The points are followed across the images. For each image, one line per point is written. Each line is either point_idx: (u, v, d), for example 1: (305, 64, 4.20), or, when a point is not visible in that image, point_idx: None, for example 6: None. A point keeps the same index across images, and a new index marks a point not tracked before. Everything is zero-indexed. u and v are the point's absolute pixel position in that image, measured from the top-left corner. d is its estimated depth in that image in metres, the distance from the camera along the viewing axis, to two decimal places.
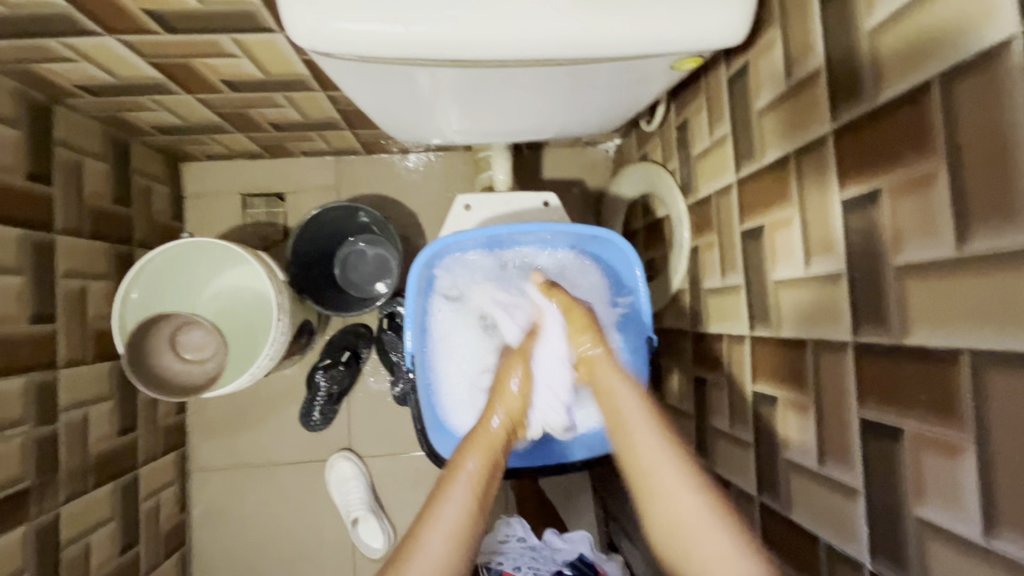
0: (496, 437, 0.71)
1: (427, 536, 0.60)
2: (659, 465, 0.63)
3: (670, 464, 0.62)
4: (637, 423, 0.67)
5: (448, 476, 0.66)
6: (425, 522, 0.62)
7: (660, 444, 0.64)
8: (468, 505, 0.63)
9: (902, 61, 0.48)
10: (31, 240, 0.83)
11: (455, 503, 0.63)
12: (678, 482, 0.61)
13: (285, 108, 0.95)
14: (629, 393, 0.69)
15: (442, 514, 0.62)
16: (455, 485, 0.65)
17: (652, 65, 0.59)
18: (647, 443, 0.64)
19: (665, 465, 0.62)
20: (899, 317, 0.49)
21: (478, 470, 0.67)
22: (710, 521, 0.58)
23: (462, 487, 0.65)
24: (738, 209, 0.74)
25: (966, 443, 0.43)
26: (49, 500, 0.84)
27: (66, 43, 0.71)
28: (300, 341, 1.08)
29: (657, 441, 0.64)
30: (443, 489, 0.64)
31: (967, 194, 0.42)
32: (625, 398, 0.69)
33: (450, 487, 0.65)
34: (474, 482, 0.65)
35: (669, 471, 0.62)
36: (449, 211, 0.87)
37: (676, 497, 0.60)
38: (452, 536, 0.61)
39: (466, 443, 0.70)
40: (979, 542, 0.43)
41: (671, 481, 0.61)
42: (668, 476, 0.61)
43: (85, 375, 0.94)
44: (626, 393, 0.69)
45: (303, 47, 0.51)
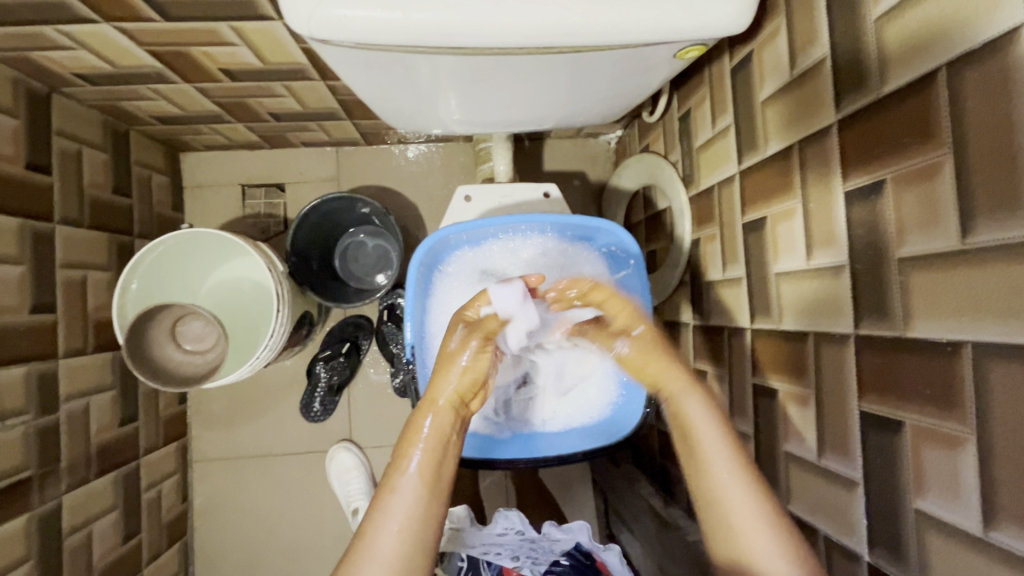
0: (440, 420, 0.64)
1: (378, 535, 0.57)
2: (728, 492, 0.60)
3: (745, 497, 0.60)
4: (709, 444, 0.64)
5: (394, 468, 0.61)
6: (374, 519, 0.58)
7: (737, 480, 0.61)
8: (418, 497, 0.59)
9: (908, 50, 0.47)
10: (31, 229, 0.83)
11: (403, 500, 0.59)
12: (745, 510, 0.59)
13: (285, 98, 0.94)
14: (699, 405, 0.67)
15: (390, 511, 0.58)
16: (402, 478, 0.60)
17: (656, 53, 0.59)
18: (715, 468, 0.62)
19: (736, 497, 0.60)
20: (901, 309, 0.48)
21: (424, 463, 0.61)
22: (789, 573, 0.55)
23: (408, 485, 0.59)
24: (741, 201, 0.73)
25: (967, 436, 0.43)
26: (51, 489, 0.85)
27: (63, 31, 0.70)
28: (300, 331, 1.08)
29: (728, 474, 0.61)
30: (390, 485, 0.60)
31: (972, 184, 0.42)
32: (697, 415, 0.66)
33: (395, 482, 0.60)
34: (424, 471, 0.60)
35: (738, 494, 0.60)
36: (449, 203, 0.87)
37: (752, 539, 0.58)
38: (406, 524, 0.57)
39: (407, 434, 0.63)
40: (978, 534, 0.43)
41: (747, 520, 0.59)
42: (741, 507, 0.59)
43: (86, 365, 0.94)
44: (696, 407, 0.67)
45: (301, 34, 0.50)
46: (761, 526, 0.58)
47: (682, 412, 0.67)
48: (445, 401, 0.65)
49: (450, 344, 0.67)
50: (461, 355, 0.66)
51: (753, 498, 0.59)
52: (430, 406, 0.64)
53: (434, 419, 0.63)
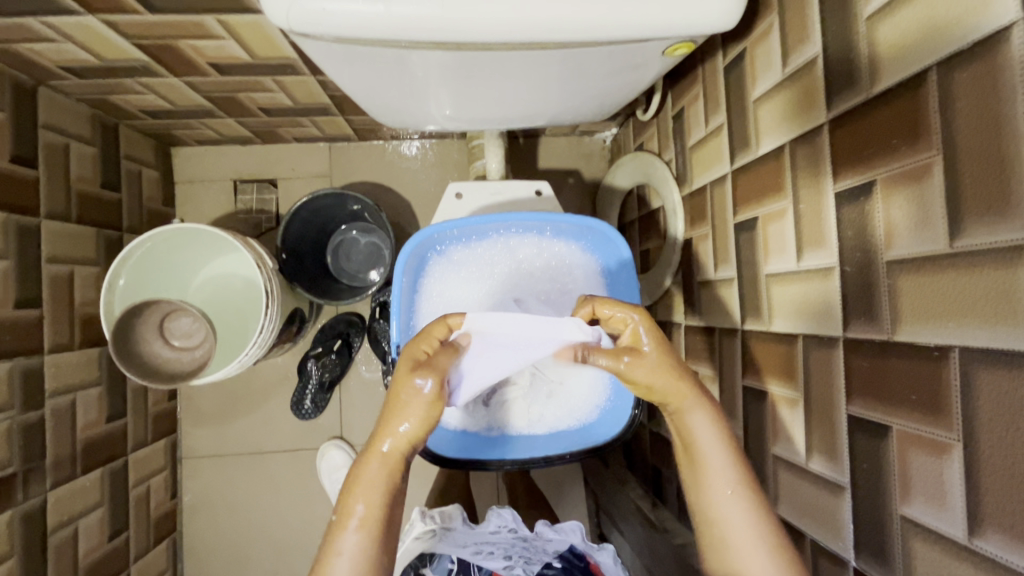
0: (387, 466, 0.55)
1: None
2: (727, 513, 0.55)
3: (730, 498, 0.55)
4: (715, 460, 0.56)
5: (336, 524, 0.54)
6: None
7: (736, 489, 0.55)
8: (363, 556, 0.52)
9: (899, 51, 0.46)
10: (15, 223, 0.82)
11: (345, 561, 0.52)
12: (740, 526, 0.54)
13: (275, 92, 0.93)
14: (704, 420, 0.56)
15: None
16: (342, 540, 0.53)
17: (646, 50, 0.58)
18: (716, 487, 0.56)
19: (734, 512, 0.55)
20: (890, 312, 0.48)
21: (369, 515, 0.53)
22: None
23: (351, 542, 0.53)
24: (733, 200, 0.72)
25: (954, 442, 0.42)
26: (35, 485, 0.84)
27: (47, 22, 0.69)
28: (291, 328, 1.07)
29: (728, 489, 0.55)
30: (329, 547, 0.53)
31: (960, 188, 0.41)
32: (702, 428, 0.56)
33: (334, 542, 0.53)
34: (368, 528, 0.53)
35: (733, 511, 0.55)
36: (440, 200, 0.86)
37: (747, 556, 0.53)
38: None
39: (351, 479, 0.55)
40: (964, 543, 0.42)
41: (738, 526, 0.54)
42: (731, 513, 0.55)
43: (72, 361, 0.93)
44: (701, 422, 0.56)
45: (281, 27, 0.49)
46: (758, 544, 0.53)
47: (683, 425, 0.57)
48: (389, 449, 0.55)
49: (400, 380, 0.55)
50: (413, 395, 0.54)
51: (744, 506, 0.55)
52: (376, 449, 0.55)
53: (378, 464, 0.54)
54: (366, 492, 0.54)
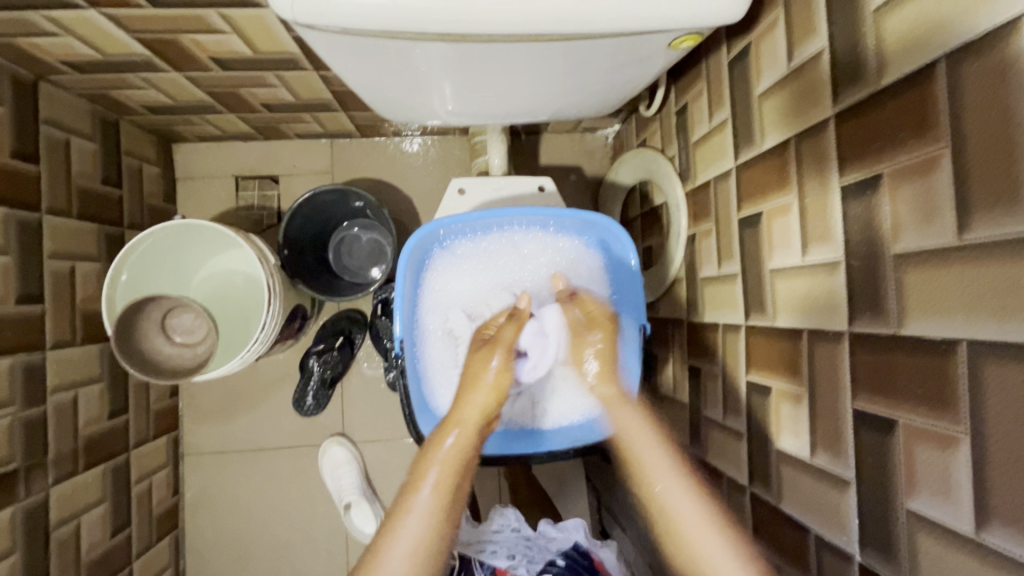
0: (460, 442, 0.67)
1: (387, 553, 0.61)
2: (680, 510, 0.66)
3: (682, 498, 0.67)
4: (649, 450, 0.71)
5: (411, 486, 0.65)
6: (387, 537, 0.63)
7: (682, 488, 0.67)
8: (431, 515, 0.63)
9: (906, 44, 0.46)
10: (16, 219, 0.81)
11: (417, 515, 0.63)
12: (695, 528, 0.65)
13: (277, 88, 0.93)
14: (636, 414, 0.75)
15: (401, 533, 0.62)
16: (413, 502, 0.64)
17: (650, 43, 0.58)
18: (664, 484, 0.69)
19: (683, 504, 0.67)
20: (896, 306, 0.48)
21: (442, 479, 0.65)
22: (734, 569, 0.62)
23: (425, 498, 0.64)
24: (736, 196, 0.72)
25: (960, 435, 0.42)
26: (37, 481, 0.84)
27: (48, 16, 0.69)
28: (293, 324, 1.07)
29: (678, 489, 0.68)
30: (402, 507, 0.64)
31: (969, 180, 0.41)
32: (630, 424, 0.74)
33: (408, 504, 0.64)
34: (440, 491, 0.65)
35: (682, 505, 0.66)
36: (443, 195, 0.86)
37: (703, 543, 0.64)
38: (422, 532, 0.63)
39: (429, 447, 0.67)
40: (971, 536, 0.42)
41: (692, 522, 0.65)
42: (682, 506, 0.66)
43: (74, 357, 0.93)
44: (631, 417, 0.74)
45: (286, 20, 0.49)
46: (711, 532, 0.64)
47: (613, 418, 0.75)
48: (464, 424, 0.68)
49: (474, 361, 0.70)
50: (487, 373, 0.68)
51: (692, 500, 0.67)
52: (452, 426, 0.67)
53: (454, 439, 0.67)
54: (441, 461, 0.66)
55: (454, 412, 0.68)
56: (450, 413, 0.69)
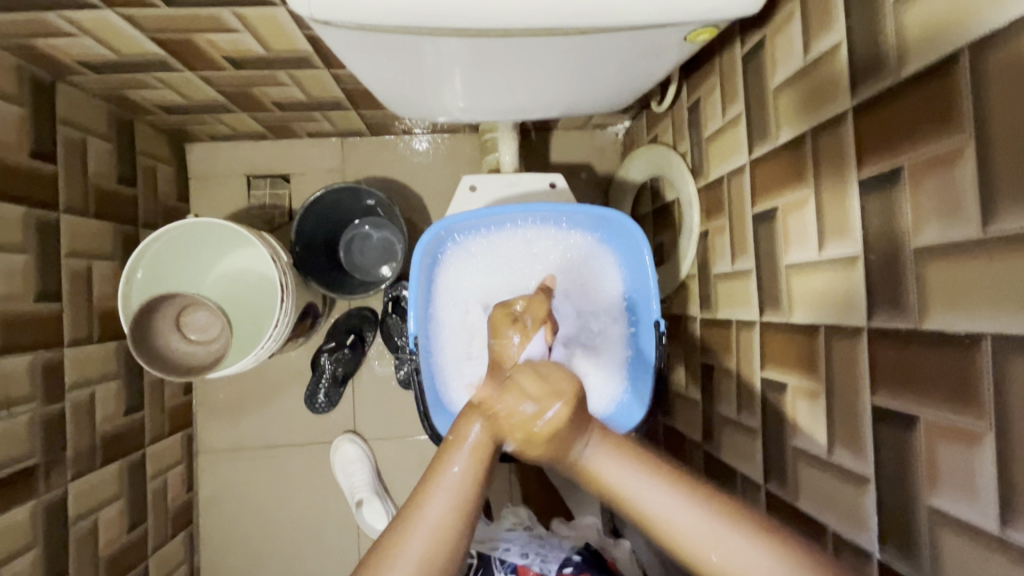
0: (511, 395, 0.60)
1: (431, 500, 0.54)
2: (668, 510, 0.53)
3: (671, 501, 0.53)
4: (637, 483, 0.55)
5: (456, 437, 0.58)
6: (430, 484, 0.55)
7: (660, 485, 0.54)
8: (474, 472, 0.56)
9: (928, 35, 0.45)
10: (35, 218, 0.83)
11: (458, 473, 0.55)
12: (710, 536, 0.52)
13: (289, 87, 0.93)
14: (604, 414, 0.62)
15: (446, 480, 0.55)
16: (459, 449, 0.57)
17: (665, 36, 0.57)
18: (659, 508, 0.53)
19: (681, 517, 0.53)
20: (917, 300, 0.47)
21: (489, 433, 0.58)
22: None
23: (467, 454, 0.56)
24: (751, 191, 0.71)
25: (984, 431, 0.42)
26: (56, 477, 0.85)
27: (66, 17, 0.69)
28: (304, 322, 1.07)
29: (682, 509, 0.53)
30: (446, 454, 0.57)
31: (994, 172, 0.40)
32: (603, 426, 0.60)
33: (454, 450, 0.57)
34: (484, 448, 0.57)
35: (687, 521, 0.52)
36: (455, 192, 0.86)
37: (714, 549, 0.51)
38: (457, 500, 0.54)
39: (471, 404, 0.61)
40: (995, 533, 0.41)
41: (699, 533, 0.52)
42: (665, 507, 0.53)
43: (92, 354, 0.94)
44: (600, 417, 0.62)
45: (302, 16, 0.49)
46: (715, 524, 0.52)
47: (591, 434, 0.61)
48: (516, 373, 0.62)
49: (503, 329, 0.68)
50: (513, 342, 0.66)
51: (717, 522, 0.52)
52: (502, 378, 0.62)
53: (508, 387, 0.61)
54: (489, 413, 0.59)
55: (500, 371, 0.62)
56: (498, 368, 0.63)
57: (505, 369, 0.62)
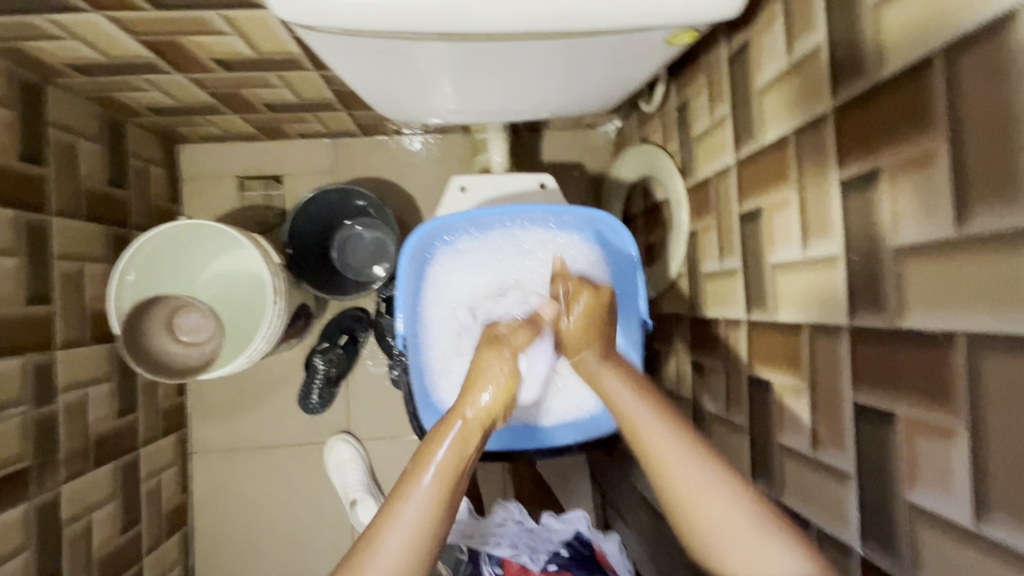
0: (468, 429, 0.61)
1: (387, 537, 0.54)
2: (704, 491, 0.54)
3: (669, 437, 0.58)
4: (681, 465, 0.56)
5: (414, 470, 0.58)
6: (385, 520, 0.55)
7: (699, 460, 0.56)
8: (429, 507, 0.56)
9: (905, 37, 0.46)
10: (25, 221, 0.83)
11: (414, 510, 0.55)
12: (722, 501, 0.54)
13: (279, 88, 0.93)
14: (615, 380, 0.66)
15: (402, 515, 0.55)
16: (418, 484, 0.57)
17: (648, 39, 0.58)
18: (701, 486, 0.55)
19: (702, 479, 0.55)
20: (896, 299, 0.48)
21: (447, 462, 0.58)
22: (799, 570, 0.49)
23: (423, 489, 0.56)
24: (737, 190, 0.72)
25: (959, 428, 0.42)
26: (49, 478, 0.85)
27: (53, 20, 0.69)
28: (297, 323, 1.07)
29: (711, 473, 0.55)
30: (405, 488, 0.57)
31: (967, 173, 0.41)
32: (614, 388, 0.65)
33: (410, 487, 0.57)
34: (441, 481, 0.57)
35: (713, 487, 0.54)
36: (445, 193, 0.86)
37: (727, 513, 0.53)
38: (414, 534, 0.54)
39: (434, 432, 0.61)
40: (970, 527, 0.42)
41: (717, 499, 0.54)
42: (704, 482, 0.55)
43: (83, 356, 0.94)
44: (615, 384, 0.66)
45: (285, 22, 0.49)
46: (725, 489, 0.54)
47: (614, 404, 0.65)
48: (474, 409, 0.62)
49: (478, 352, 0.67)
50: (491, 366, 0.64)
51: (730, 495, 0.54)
52: (466, 404, 0.62)
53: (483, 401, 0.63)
54: (446, 447, 0.59)
55: (466, 394, 0.63)
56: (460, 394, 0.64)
57: (467, 398, 0.63)
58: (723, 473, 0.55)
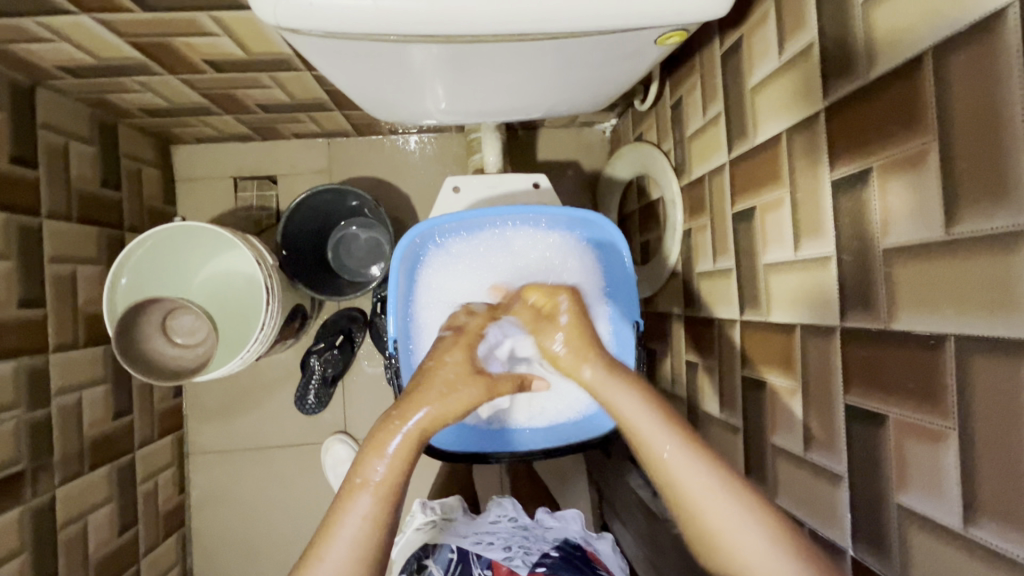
0: (408, 440, 0.61)
1: (328, 554, 0.54)
2: (722, 517, 0.54)
3: (692, 464, 0.57)
4: (700, 490, 0.56)
5: (352, 485, 0.58)
6: (326, 535, 0.56)
7: (716, 481, 0.55)
8: (372, 519, 0.56)
9: (895, 37, 0.45)
10: (17, 224, 0.82)
11: (355, 522, 0.56)
12: (740, 527, 0.53)
13: (271, 88, 0.93)
14: (632, 397, 0.63)
15: (344, 526, 0.56)
16: (357, 497, 0.57)
17: (638, 39, 0.57)
18: (719, 514, 0.54)
19: (719, 501, 0.54)
20: (886, 301, 0.47)
21: (388, 474, 0.58)
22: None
23: (363, 502, 0.57)
24: (730, 190, 0.72)
25: (948, 430, 0.42)
26: (44, 481, 0.85)
27: (41, 22, 0.69)
28: (292, 324, 1.07)
29: (723, 496, 0.55)
30: (345, 501, 0.57)
31: (957, 175, 0.41)
32: (626, 405, 0.63)
33: (348, 503, 0.57)
34: (382, 493, 0.57)
35: (728, 512, 0.54)
36: (438, 194, 0.86)
37: (740, 535, 0.53)
38: (356, 546, 0.55)
39: (372, 442, 0.60)
40: (960, 530, 0.42)
41: (731, 520, 0.54)
42: (721, 511, 0.54)
43: (77, 359, 0.94)
44: (626, 399, 0.64)
45: (270, 25, 0.49)
46: (745, 516, 0.53)
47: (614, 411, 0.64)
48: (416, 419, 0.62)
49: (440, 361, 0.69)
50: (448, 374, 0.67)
51: (750, 517, 0.53)
52: (410, 411, 0.62)
53: (420, 417, 0.62)
54: (386, 460, 0.59)
55: (411, 403, 0.63)
56: (404, 404, 0.64)
57: (410, 407, 0.63)
58: (744, 498, 0.54)
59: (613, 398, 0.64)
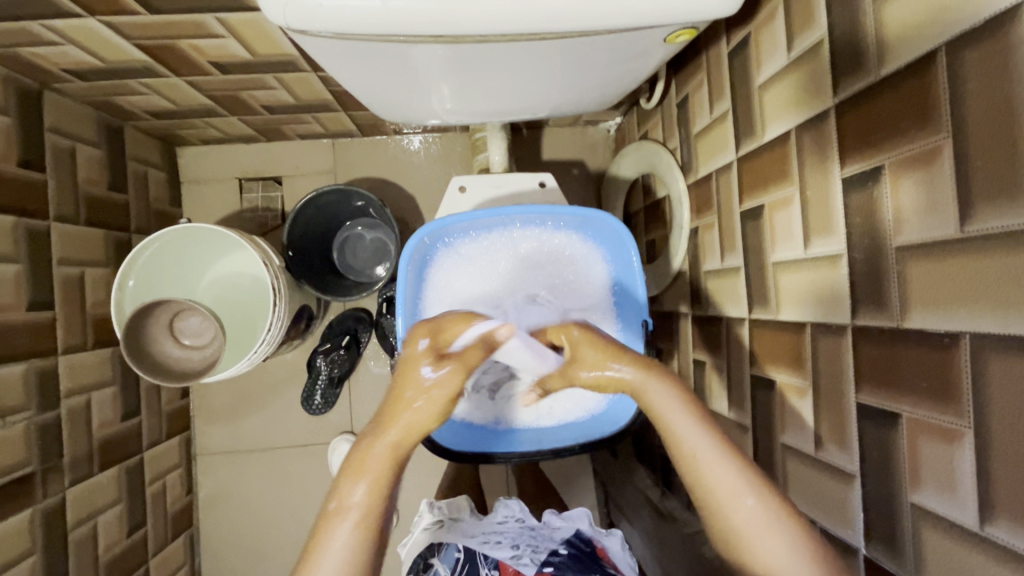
0: (384, 459, 0.56)
1: None
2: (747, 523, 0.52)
3: (722, 469, 0.54)
4: (726, 492, 0.54)
5: (331, 510, 0.54)
6: (309, 563, 0.52)
7: (740, 481, 0.54)
8: (357, 544, 0.53)
9: (906, 34, 0.45)
10: (25, 227, 0.83)
11: (339, 548, 0.52)
12: (762, 532, 0.52)
13: (277, 90, 0.93)
14: (665, 388, 0.59)
15: (328, 553, 0.52)
16: (337, 522, 0.53)
17: (645, 38, 0.57)
18: (744, 520, 0.53)
19: (743, 507, 0.53)
20: (899, 300, 0.47)
21: (369, 494, 0.54)
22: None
23: (344, 528, 0.53)
24: (738, 188, 0.71)
25: (964, 429, 0.42)
26: (54, 483, 0.86)
27: (48, 26, 0.69)
28: (299, 325, 1.07)
29: (751, 499, 0.53)
30: (325, 525, 0.54)
31: (970, 173, 0.40)
32: (660, 397, 0.59)
33: (328, 529, 0.53)
34: (365, 515, 0.54)
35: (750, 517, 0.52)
36: (444, 194, 0.86)
37: (762, 542, 0.52)
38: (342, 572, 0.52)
39: (352, 463, 0.56)
40: (975, 529, 0.42)
41: (756, 526, 0.52)
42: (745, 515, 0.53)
43: (86, 361, 0.94)
44: (661, 391, 0.59)
45: (279, 27, 0.49)
46: (770, 520, 0.52)
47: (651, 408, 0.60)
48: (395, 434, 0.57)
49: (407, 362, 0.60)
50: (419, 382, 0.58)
51: (771, 522, 0.52)
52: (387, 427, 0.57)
53: (394, 434, 0.57)
54: (364, 481, 0.55)
55: (383, 421, 0.57)
56: (382, 415, 0.58)
57: (390, 421, 0.57)
58: (770, 503, 0.53)
59: (660, 403, 0.59)
